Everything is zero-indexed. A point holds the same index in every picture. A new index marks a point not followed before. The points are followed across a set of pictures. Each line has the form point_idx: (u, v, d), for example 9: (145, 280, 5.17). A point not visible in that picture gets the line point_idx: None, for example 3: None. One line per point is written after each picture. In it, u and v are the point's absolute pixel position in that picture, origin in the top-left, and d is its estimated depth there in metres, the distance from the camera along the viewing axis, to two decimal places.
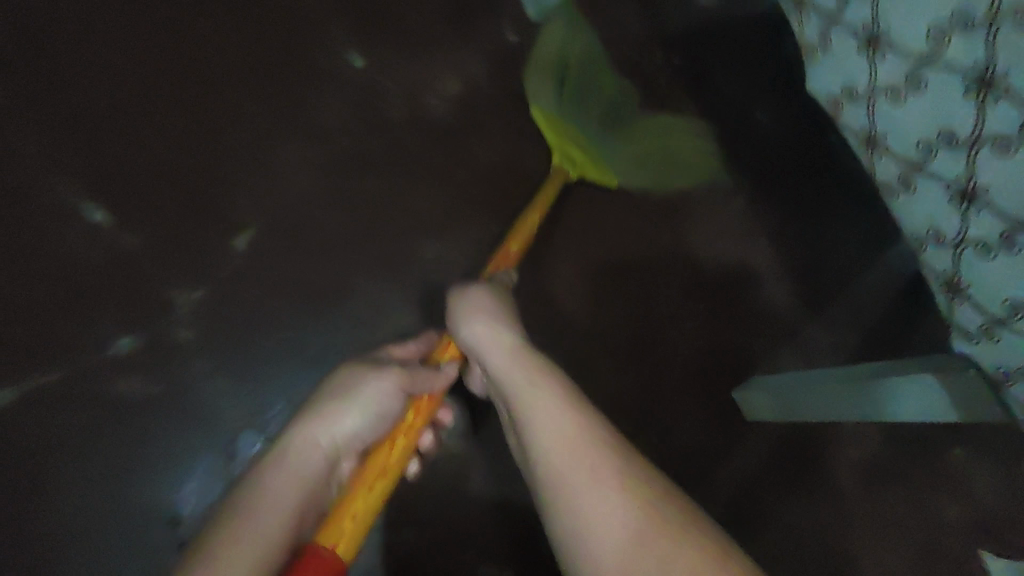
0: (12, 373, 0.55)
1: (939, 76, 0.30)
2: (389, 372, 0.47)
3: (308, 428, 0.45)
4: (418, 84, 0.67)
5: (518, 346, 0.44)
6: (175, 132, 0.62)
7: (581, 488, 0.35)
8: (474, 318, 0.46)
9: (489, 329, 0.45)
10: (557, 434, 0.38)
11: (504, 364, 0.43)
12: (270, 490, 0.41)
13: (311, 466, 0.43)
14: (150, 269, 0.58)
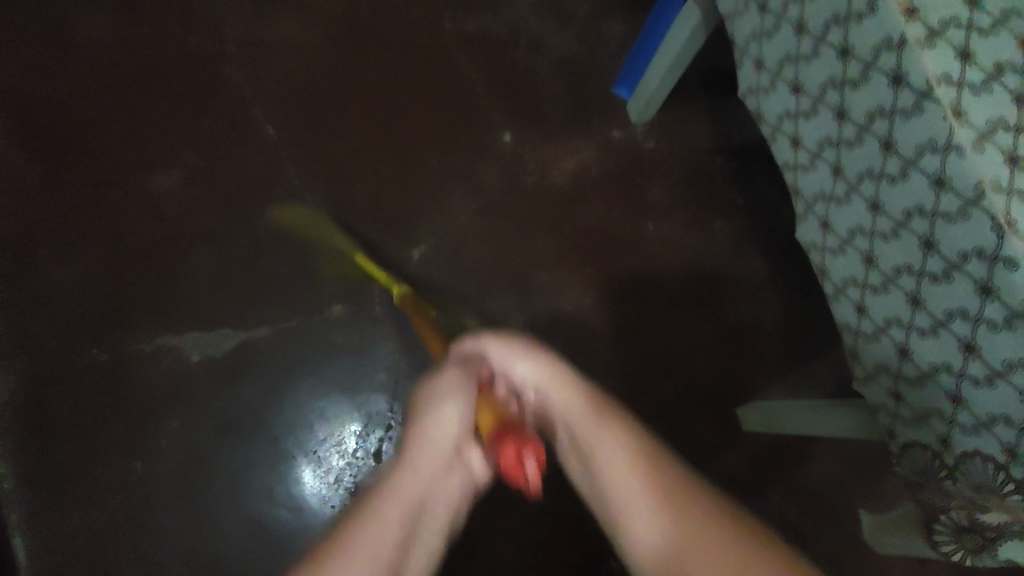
0: (268, 319, 0.84)
1: (920, 222, 0.47)
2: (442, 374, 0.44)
3: (412, 429, 0.40)
4: (546, 161, 0.95)
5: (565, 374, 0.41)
6: (386, 175, 0.92)
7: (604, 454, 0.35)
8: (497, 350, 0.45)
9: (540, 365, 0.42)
10: (602, 443, 0.36)
11: (551, 378, 0.41)
12: (402, 486, 0.34)
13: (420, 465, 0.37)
14: (358, 262, 0.87)
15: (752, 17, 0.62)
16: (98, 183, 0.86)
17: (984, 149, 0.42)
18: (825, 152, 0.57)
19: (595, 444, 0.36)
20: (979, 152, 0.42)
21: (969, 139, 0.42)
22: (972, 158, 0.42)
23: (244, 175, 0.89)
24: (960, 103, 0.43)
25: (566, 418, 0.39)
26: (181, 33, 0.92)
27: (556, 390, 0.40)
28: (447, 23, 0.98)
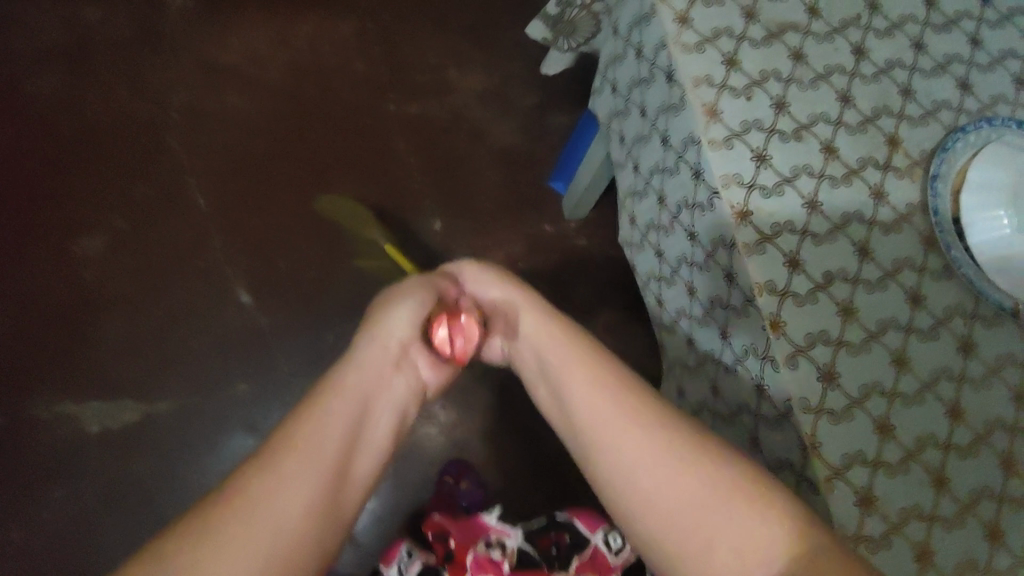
0: (174, 391, 0.85)
1: (750, 420, 0.45)
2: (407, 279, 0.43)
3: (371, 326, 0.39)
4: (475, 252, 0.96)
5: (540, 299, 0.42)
6: (313, 251, 0.92)
7: (604, 436, 0.34)
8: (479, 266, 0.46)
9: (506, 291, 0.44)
10: (579, 385, 0.36)
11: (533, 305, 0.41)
12: (342, 398, 0.34)
13: (374, 369, 0.37)
14: (274, 339, 0.88)
15: (627, 173, 0.59)
16: (21, 243, 0.87)
17: (798, 364, 0.41)
18: (679, 323, 0.54)
19: (578, 383, 0.36)
20: (791, 367, 0.41)
21: (784, 351, 0.41)
22: (785, 373, 0.41)
23: (168, 243, 0.89)
24: (779, 313, 0.42)
25: (535, 343, 0.40)
26: (127, 96, 0.93)
27: (529, 317, 0.41)
28: (392, 105, 0.99)
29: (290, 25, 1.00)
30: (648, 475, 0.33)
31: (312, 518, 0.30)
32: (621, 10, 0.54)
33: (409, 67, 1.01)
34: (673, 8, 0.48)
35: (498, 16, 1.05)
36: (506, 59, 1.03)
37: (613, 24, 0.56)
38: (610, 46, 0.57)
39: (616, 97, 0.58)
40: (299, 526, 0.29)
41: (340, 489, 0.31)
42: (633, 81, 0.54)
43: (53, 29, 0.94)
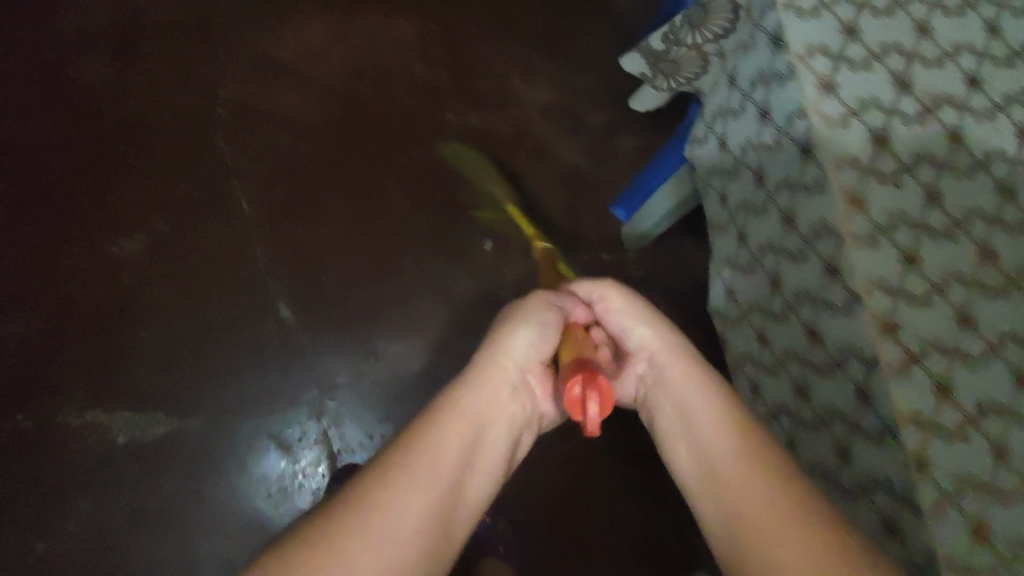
0: (205, 407, 0.81)
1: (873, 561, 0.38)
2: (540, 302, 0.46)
3: (502, 341, 0.42)
4: (528, 278, 0.89)
5: (672, 337, 0.42)
6: (362, 266, 0.87)
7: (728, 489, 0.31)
8: (608, 298, 0.46)
9: (640, 322, 0.44)
10: (707, 428, 0.34)
11: (674, 353, 0.40)
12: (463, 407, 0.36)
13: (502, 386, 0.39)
14: (312, 356, 0.84)
15: (727, 239, 0.52)
16: (56, 239, 0.83)
17: (946, 516, 0.33)
18: (780, 418, 0.47)
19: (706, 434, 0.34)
20: (943, 518, 0.33)
21: (930, 498, 0.34)
22: (934, 524, 0.34)
23: (209, 249, 0.85)
24: (925, 449, 0.35)
25: (673, 391, 0.38)
26: (175, 88, 0.88)
27: (664, 364, 0.40)
28: (449, 114, 0.93)
29: (348, 21, 0.94)
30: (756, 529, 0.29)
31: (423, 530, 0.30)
32: (743, 59, 0.47)
33: (471, 74, 0.94)
34: (814, 71, 0.41)
35: (568, 25, 0.98)
36: (574, 72, 0.96)
37: (729, 74, 0.49)
38: (723, 96, 0.50)
39: (723, 153, 0.50)
40: (416, 534, 0.29)
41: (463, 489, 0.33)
42: (749, 142, 0.47)
43: (103, 14, 0.90)
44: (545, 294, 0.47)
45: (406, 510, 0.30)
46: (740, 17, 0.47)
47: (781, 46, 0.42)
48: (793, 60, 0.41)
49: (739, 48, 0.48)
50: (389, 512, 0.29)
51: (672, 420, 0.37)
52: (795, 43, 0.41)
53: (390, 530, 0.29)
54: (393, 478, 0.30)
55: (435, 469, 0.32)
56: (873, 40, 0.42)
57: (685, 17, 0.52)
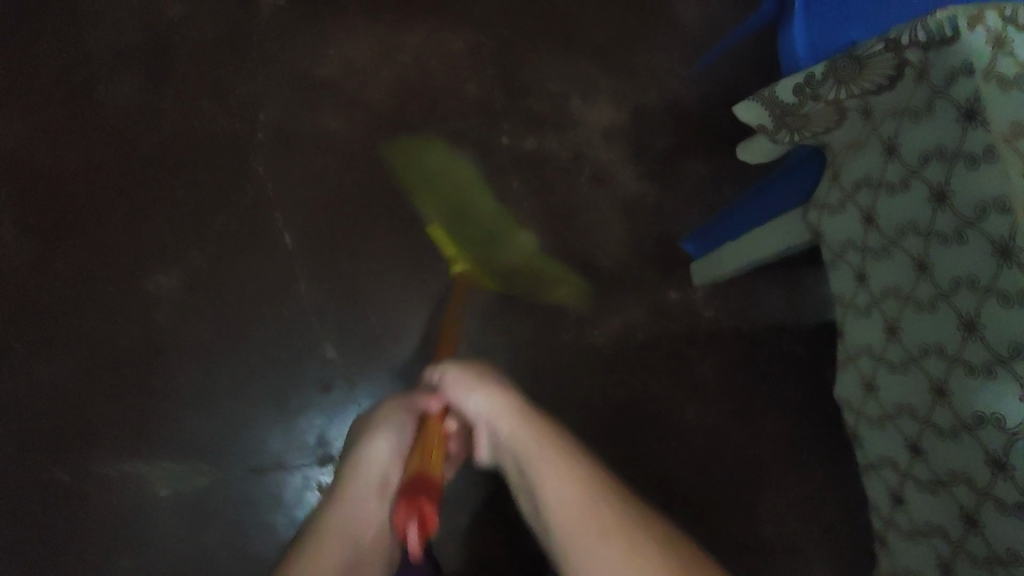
0: (249, 455, 0.76)
1: None
2: (393, 410, 0.50)
3: (348, 477, 0.46)
4: (589, 319, 0.83)
5: (522, 409, 0.44)
6: (411, 303, 0.81)
7: None
8: (462, 385, 0.47)
9: (488, 395, 0.46)
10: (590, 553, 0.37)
11: (501, 426, 0.44)
12: (336, 527, 0.43)
13: (365, 494, 0.45)
14: (359, 401, 0.78)
15: (868, 325, 0.46)
16: (91, 276, 0.77)
17: None
18: (930, 539, 0.42)
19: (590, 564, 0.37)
20: None
21: None
22: None
23: (250, 286, 0.79)
24: None
25: (512, 452, 0.43)
26: (211, 112, 0.82)
27: (510, 435, 0.43)
28: (504, 138, 0.86)
29: (396, 37, 0.87)
30: None
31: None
32: (909, 127, 0.40)
33: (526, 94, 0.87)
34: (1020, 156, 0.34)
35: (632, 38, 0.90)
36: (640, 91, 0.88)
37: (885, 141, 0.42)
38: (873, 164, 0.43)
39: (869, 230, 0.44)
40: None
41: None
42: (910, 227, 0.40)
43: (132, 29, 0.83)
44: (400, 401, 0.51)
45: None
46: (907, 74, 0.40)
47: (976, 122, 0.35)
48: (993, 141, 0.34)
49: (903, 112, 0.40)
50: None
51: (544, 514, 0.40)
52: (996, 121, 0.34)
53: None
54: None
55: None
56: None
57: (829, 67, 0.44)
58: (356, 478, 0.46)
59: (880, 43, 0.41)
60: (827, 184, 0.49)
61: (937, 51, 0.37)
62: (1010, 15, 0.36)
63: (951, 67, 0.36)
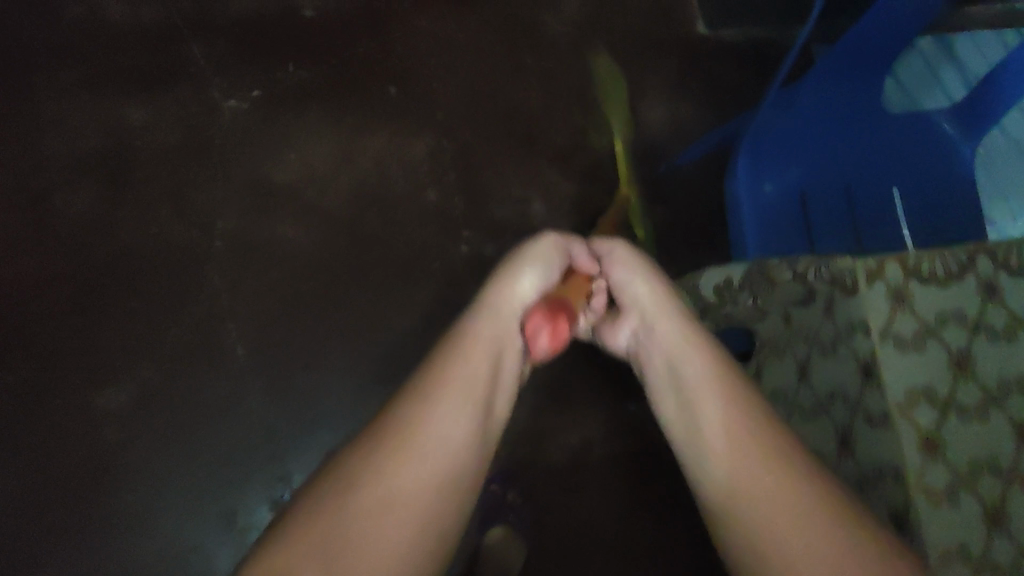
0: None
1: None
2: (545, 247, 0.50)
3: (502, 289, 0.46)
4: (547, 434, 0.80)
5: (678, 305, 0.48)
6: (363, 420, 0.80)
7: (755, 488, 0.37)
8: (620, 266, 0.51)
9: (648, 281, 0.50)
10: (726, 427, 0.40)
11: (657, 305, 0.48)
12: (479, 351, 0.42)
13: (512, 322, 0.45)
14: None
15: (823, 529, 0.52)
16: (41, 388, 0.77)
17: None
18: None
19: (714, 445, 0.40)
20: None
21: None
22: None
23: (203, 401, 0.79)
24: None
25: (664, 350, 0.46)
26: (168, 220, 0.82)
27: (666, 324, 0.47)
28: (465, 246, 0.85)
29: (356, 142, 0.86)
30: (776, 527, 0.36)
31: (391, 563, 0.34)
32: (821, 358, 0.55)
33: (488, 200, 0.87)
34: (919, 418, 0.50)
35: (596, 142, 0.90)
36: (604, 198, 0.88)
37: (862, 367, 0.52)
38: (846, 382, 0.52)
39: (845, 449, 0.52)
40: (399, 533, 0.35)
41: (477, 437, 0.40)
42: (884, 462, 0.50)
43: (92, 133, 0.83)
44: (556, 243, 0.51)
45: (407, 479, 0.36)
46: (829, 312, 0.54)
47: (875, 380, 0.51)
48: (890, 407, 0.50)
49: (814, 343, 0.55)
50: (406, 446, 0.37)
51: (693, 414, 0.42)
52: (893, 383, 0.51)
53: (378, 510, 0.35)
54: (375, 452, 0.37)
55: (424, 439, 0.38)
56: (989, 370, 0.50)
57: (746, 281, 0.60)
58: (490, 309, 0.45)
59: (789, 270, 0.58)
60: (796, 383, 0.56)
61: (855, 304, 0.52)
62: (911, 266, 0.52)
63: (858, 320, 0.52)
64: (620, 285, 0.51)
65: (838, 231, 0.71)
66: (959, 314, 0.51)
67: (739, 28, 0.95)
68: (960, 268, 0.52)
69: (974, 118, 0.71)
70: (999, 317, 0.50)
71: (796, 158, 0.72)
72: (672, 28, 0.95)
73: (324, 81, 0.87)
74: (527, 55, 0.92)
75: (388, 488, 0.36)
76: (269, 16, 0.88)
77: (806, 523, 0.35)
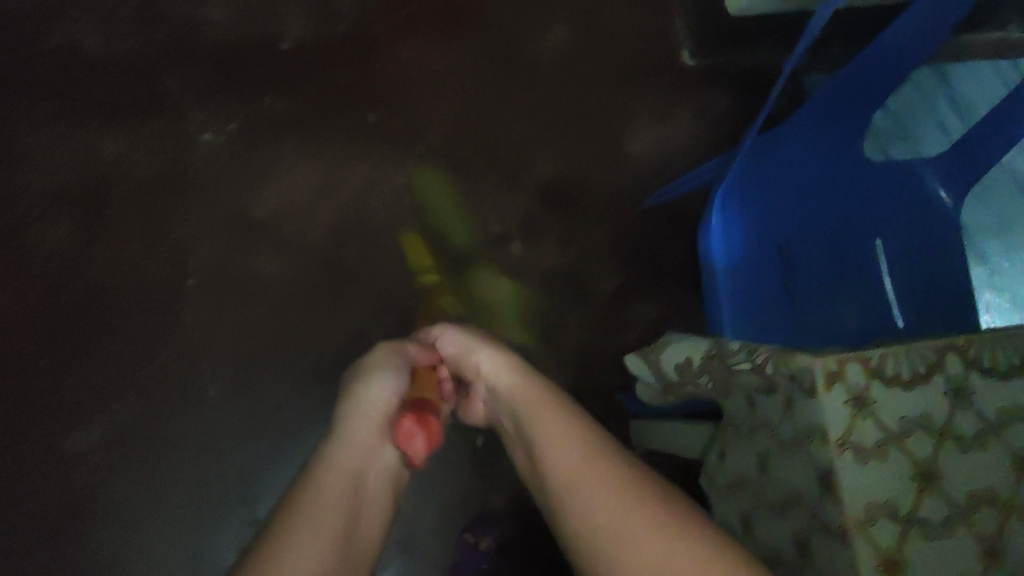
0: None
1: None
2: (381, 350, 0.55)
3: (350, 405, 0.50)
4: (525, 480, 0.77)
5: (511, 361, 0.52)
6: None
7: (617, 519, 0.39)
8: (455, 345, 0.55)
9: (480, 350, 0.53)
10: (571, 456, 0.43)
11: (491, 369, 0.52)
12: (336, 462, 0.45)
13: (360, 430, 0.48)
14: None
15: None
16: (10, 428, 0.76)
17: None
18: None
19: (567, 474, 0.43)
20: None
21: None
22: None
23: (172, 443, 0.77)
24: None
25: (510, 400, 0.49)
26: (142, 256, 0.81)
27: (501, 381, 0.51)
28: (444, 282, 0.83)
29: (335, 175, 0.85)
30: (643, 542, 0.38)
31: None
32: (781, 456, 0.48)
33: (469, 235, 0.85)
34: (882, 541, 0.44)
35: (579, 174, 0.88)
36: (589, 232, 0.86)
37: (819, 474, 0.45)
38: (806, 487, 0.46)
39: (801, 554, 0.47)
40: None
41: (348, 535, 0.42)
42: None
43: (67, 167, 0.82)
44: (389, 344, 0.56)
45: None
46: (777, 397, 0.49)
47: (835, 493, 0.45)
48: (854, 525, 0.44)
49: (774, 436, 0.49)
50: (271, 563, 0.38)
51: (539, 458, 0.45)
52: (853, 501, 0.44)
53: None
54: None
55: (296, 543, 0.39)
56: (955, 486, 0.45)
57: (707, 368, 0.54)
58: (341, 425, 0.48)
59: (747, 359, 0.51)
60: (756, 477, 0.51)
61: (817, 405, 0.46)
62: (875, 366, 0.47)
63: (821, 423, 0.46)
64: (458, 357, 0.55)
65: (818, 290, 0.67)
66: (925, 419, 0.46)
67: (729, 55, 0.92)
68: (927, 367, 0.47)
69: (966, 162, 0.67)
70: (960, 423, 0.46)
71: (776, 197, 0.68)
72: (660, 55, 0.92)
73: (301, 112, 0.86)
74: (510, 85, 0.90)
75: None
76: (246, 45, 0.87)
77: (662, 543, 0.38)
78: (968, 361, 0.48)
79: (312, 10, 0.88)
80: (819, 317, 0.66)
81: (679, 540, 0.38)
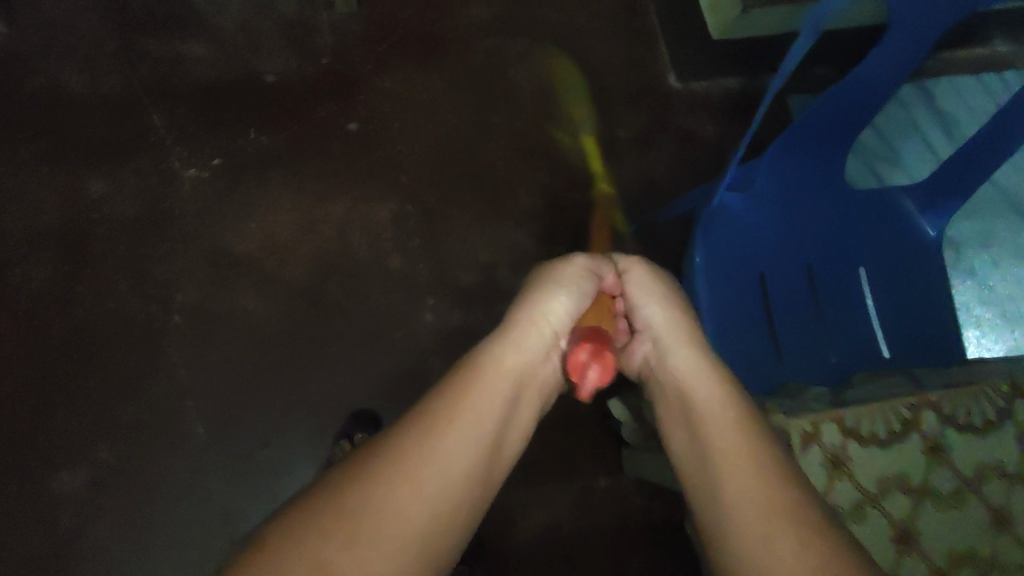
0: None
1: None
2: (576, 261, 0.50)
3: (536, 304, 0.47)
4: (513, 512, 0.78)
5: (693, 331, 0.48)
6: None
7: (762, 503, 0.36)
8: (643, 294, 0.51)
9: (666, 308, 0.50)
10: (729, 441, 0.39)
11: (668, 333, 0.48)
12: (507, 368, 0.43)
13: (537, 342, 0.45)
14: None
15: None
16: None
17: None
18: None
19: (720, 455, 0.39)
20: None
21: None
22: None
23: (157, 483, 0.76)
24: None
25: (677, 376, 0.45)
26: (126, 294, 0.80)
27: (681, 349, 0.46)
28: (430, 313, 0.83)
29: (319, 209, 0.85)
30: (782, 542, 0.34)
31: (412, 539, 0.33)
32: None
33: (455, 266, 0.85)
34: None
35: (565, 202, 0.88)
36: None
37: None
38: None
39: None
40: (408, 517, 0.34)
41: (498, 450, 0.40)
42: None
43: (51, 208, 0.82)
44: (587, 260, 0.50)
45: (419, 466, 0.36)
46: None
47: None
48: None
49: None
50: (417, 439, 0.37)
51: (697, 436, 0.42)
52: None
53: (381, 487, 0.34)
54: (395, 443, 0.37)
55: (448, 429, 0.38)
56: (927, 539, 0.49)
57: None
58: (520, 324, 0.46)
59: None
60: None
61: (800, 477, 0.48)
62: (850, 428, 0.49)
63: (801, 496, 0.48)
64: (640, 313, 0.50)
65: (796, 325, 0.65)
66: (903, 478, 0.49)
67: (709, 80, 0.92)
68: (902, 426, 0.50)
69: (943, 193, 0.68)
70: (937, 478, 0.50)
71: (752, 233, 0.67)
72: (642, 80, 0.93)
73: (285, 147, 0.86)
74: (493, 114, 0.90)
75: (408, 464, 0.36)
76: (228, 80, 0.87)
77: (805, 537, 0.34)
78: (943, 417, 0.50)
79: (293, 44, 0.89)
80: (795, 349, 0.65)
81: (830, 539, 0.34)
